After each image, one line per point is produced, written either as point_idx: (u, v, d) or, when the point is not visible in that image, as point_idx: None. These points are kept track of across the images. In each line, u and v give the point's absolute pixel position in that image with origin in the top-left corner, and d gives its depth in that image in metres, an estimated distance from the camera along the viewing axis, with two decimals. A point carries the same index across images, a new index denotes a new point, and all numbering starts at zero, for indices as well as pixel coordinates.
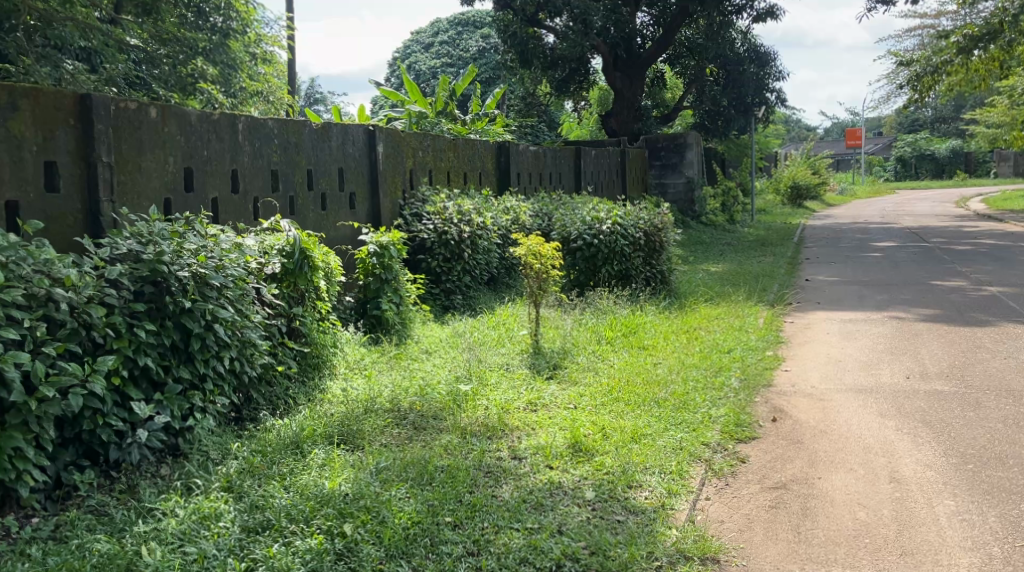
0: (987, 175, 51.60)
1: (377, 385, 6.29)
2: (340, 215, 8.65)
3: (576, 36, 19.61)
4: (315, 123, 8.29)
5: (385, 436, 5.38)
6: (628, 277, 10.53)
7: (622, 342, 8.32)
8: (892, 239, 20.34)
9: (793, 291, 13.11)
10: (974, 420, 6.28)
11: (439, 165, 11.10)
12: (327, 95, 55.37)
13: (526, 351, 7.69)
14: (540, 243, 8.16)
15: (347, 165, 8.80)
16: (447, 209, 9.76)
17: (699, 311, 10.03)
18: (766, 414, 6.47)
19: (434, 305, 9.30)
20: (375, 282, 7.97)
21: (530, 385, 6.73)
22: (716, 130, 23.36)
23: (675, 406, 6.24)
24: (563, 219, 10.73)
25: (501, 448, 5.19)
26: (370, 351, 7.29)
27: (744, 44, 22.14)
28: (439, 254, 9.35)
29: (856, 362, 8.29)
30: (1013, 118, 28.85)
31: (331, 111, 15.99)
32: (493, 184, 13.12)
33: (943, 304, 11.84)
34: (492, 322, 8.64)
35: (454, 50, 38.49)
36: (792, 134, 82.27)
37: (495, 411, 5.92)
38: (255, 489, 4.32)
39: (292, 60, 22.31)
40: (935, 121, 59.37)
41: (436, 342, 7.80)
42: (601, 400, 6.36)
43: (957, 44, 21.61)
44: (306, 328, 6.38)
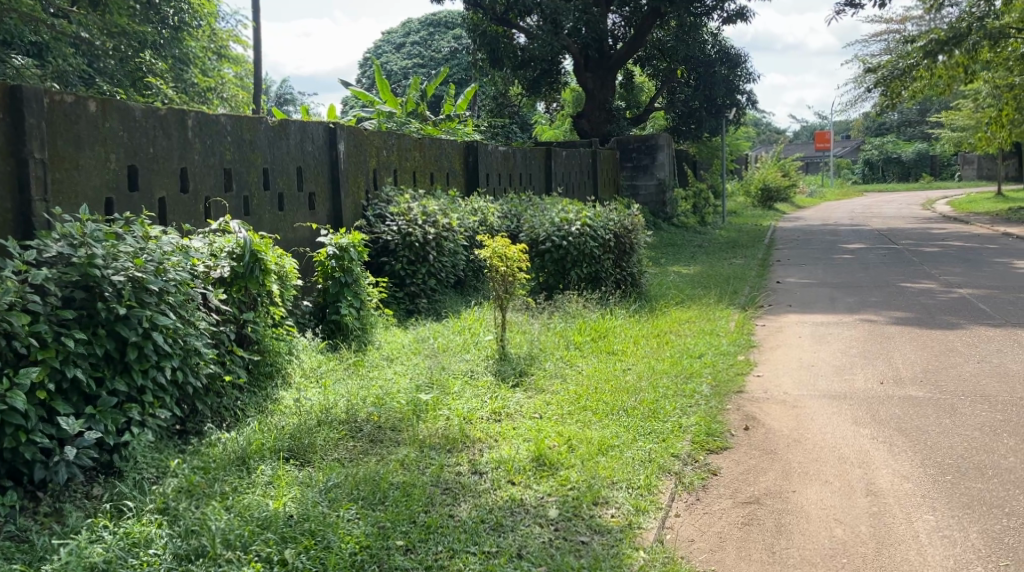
0: (952, 178, 52.01)
1: (333, 395, 6.00)
2: (299, 216, 8.34)
3: (545, 36, 19.38)
4: (271, 120, 7.98)
5: (339, 451, 5.10)
6: (598, 280, 10.29)
7: (591, 347, 8.08)
8: (862, 240, 20.30)
9: (765, 294, 12.93)
10: (950, 428, 6.09)
11: (405, 164, 10.80)
12: (297, 95, 55.01)
13: (492, 356, 7.41)
14: (505, 245, 7.88)
15: (306, 164, 8.50)
16: (412, 210, 9.47)
17: (671, 315, 9.80)
18: (738, 422, 6.24)
19: (398, 309, 9.02)
20: (335, 286, 7.67)
21: (494, 394, 6.46)
22: (689, 132, 22.84)
23: (644, 414, 6.01)
24: (532, 221, 10.48)
25: (461, 463, 4.92)
26: (329, 358, 6.99)
27: (715, 46, 21.96)
28: (403, 256, 9.07)
29: (829, 367, 8.10)
30: (978, 121, 28.98)
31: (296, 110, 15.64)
32: (462, 185, 12.82)
33: (914, 307, 11.71)
34: (457, 327, 8.37)
35: (425, 51, 38.22)
36: (761, 137, 82.68)
37: (456, 423, 5.65)
38: (192, 511, 4.02)
39: (256, 58, 21.90)
40: (901, 124, 59.79)
41: (398, 348, 7.50)
42: (568, 409, 6.12)
43: (924, 48, 21.62)
44: (258, 335, 6.08)
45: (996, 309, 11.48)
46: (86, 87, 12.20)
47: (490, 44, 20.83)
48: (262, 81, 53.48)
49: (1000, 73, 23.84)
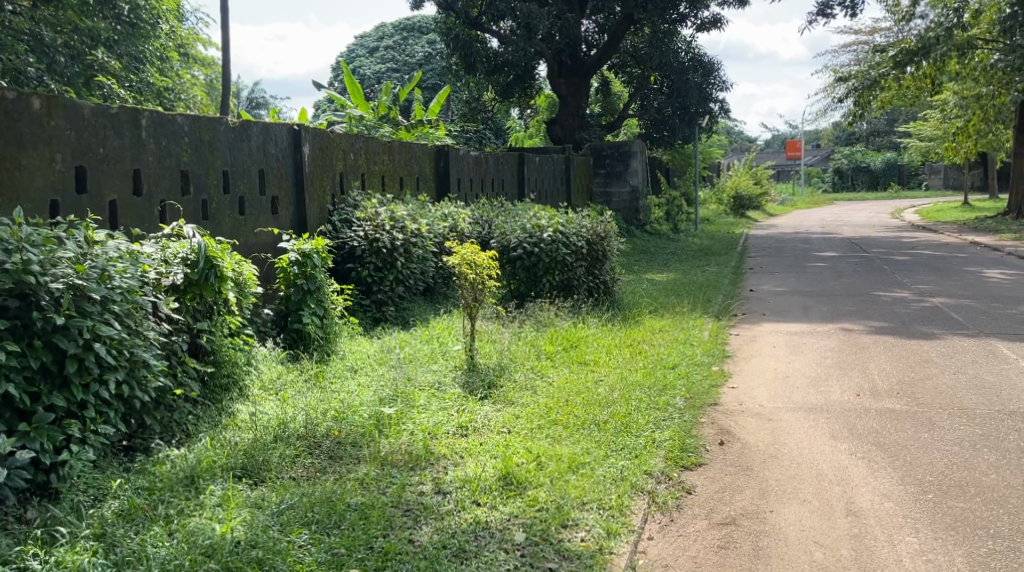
0: (918, 187, 52.56)
1: (292, 409, 5.74)
2: (260, 220, 8.06)
3: (519, 41, 19.15)
4: (231, 120, 7.72)
5: (296, 469, 4.84)
6: (570, 288, 10.06)
7: (562, 357, 7.86)
8: (834, 249, 20.27)
9: (737, 302, 12.78)
10: (930, 443, 5.92)
11: (374, 168, 10.55)
12: (268, 99, 54.55)
13: (461, 368, 7.17)
14: (474, 251, 7.63)
15: (269, 166, 8.23)
16: (379, 215, 9.21)
17: (644, 324, 9.63)
18: (712, 437, 6.05)
19: (364, 317, 8.76)
20: (297, 294, 7.40)
21: (461, 407, 6.23)
22: (662, 139, 22.84)
23: (616, 429, 5.79)
24: (502, 227, 10.25)
25: (423, 482, 4.67)
26: (290, 369, 6.73)
27: (688, 53, 21.90)
28: (369, 263, 8.81)
29: (804, 378, 7.93)
30: (945, 131, 29.23)
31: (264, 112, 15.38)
32: (433, 190, 12.58)
33: (888, 316, 11.60)
34: (425, 336, 8.12)
35: (399, 56, 37.94)
36: (732, 145, 83.28)
37: (421, 438, 5.41)
38: (129, 538, 3.76)
39: (224, 61, 21.53)
40: (870, 134, 60.32)
41: (363, 359, 7.24)
42: (538, 423, 5.89)
43: (895, 57, 21.73)
44: (212, 344, 5.81)
45: (969, 318, 11.41)
46: (39, 84, 11.84)
47: (462, 48, 20.42)
48: (233, 83, 52.97)
49: (967, 83, 24.02)
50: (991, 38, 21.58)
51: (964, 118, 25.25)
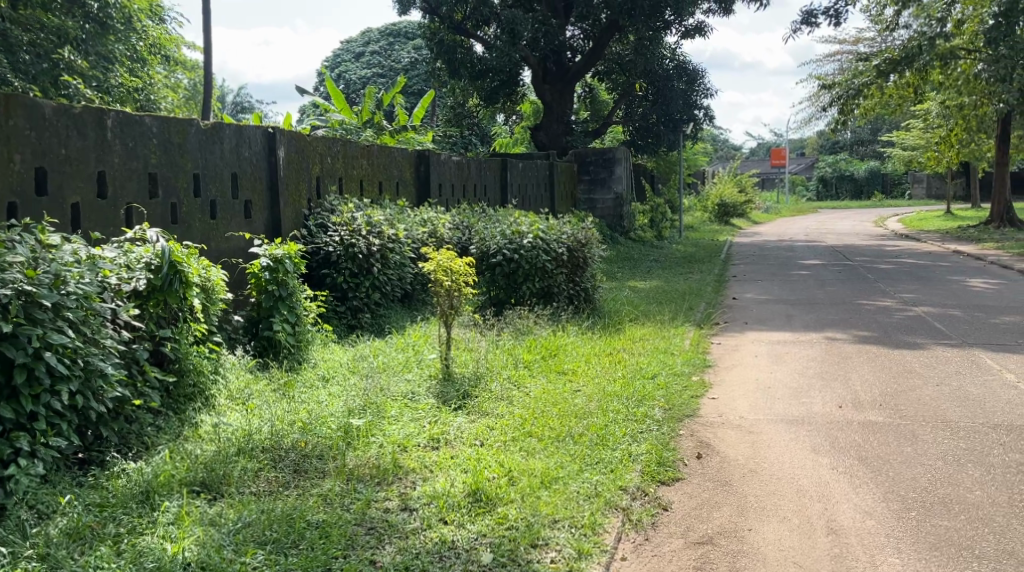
0: (902, 196, 52.74)
1: (257, 420, 5.57)
2: (233, 224, 7.87)
3: (503, 47, 19.00)
4: (204, 121, 7.54)
5: (257, 484, 4.68)
6: (550, 295, 9.90)
7: (541, 366, 7.71)
8: (818, 257, 20.19)
9: (719, 310, 12.65)
10: (912, 457, 5.79)
11: (351, 172, 10.37)
12: (254, 103, 54.28)
13: (436, 377, 7.01)
14: (451, 258, 7.46)
15: (241, 170, 8.05)
16: (355, 220, 9.03)
17: (625, 333, 9.48)
18: (690, 450, 5.91)
19: (338, 324, 8.58)
20: (269, 301, 7.23)
21: (434, 418, 6.07)
22: (647, 147, 22.74)
23: (592, 441, 5.64)
24: (481, 232, 10.08)
25: (389, 498, 4.50)
26: (259, 378, 6.56)
27: (673, 61, 21.79)
28: (345, 269, 8.62)
29: (786, 389, 7.79)
30: (928, 140, 29.32)
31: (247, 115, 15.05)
32: (413, 196, 12.40)
33: (872, 325, 11.48)
34: (400, 344, 7.95)
35: (385, 61, 37.71)
36: (718, 153, 83.44)
37: (390, 451, 5.25)
38: (73, 560, 3.62)
39: (206, 64, 21.29)
40: (854, 143, 60.54)
41: (335, 367, 7.06)
42: (512, 435, 5.73)
43: (878, 67, 21.74)
44: (177, 353, 5.64)
45: (952, 328, 11.32)
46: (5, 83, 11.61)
47: (446, 53, 20.43)
48: (218, 87, 52.63)
49: (950, 93, 24.04)
50: (974, 49, 21.59)
51: (947, 127, 25.35)
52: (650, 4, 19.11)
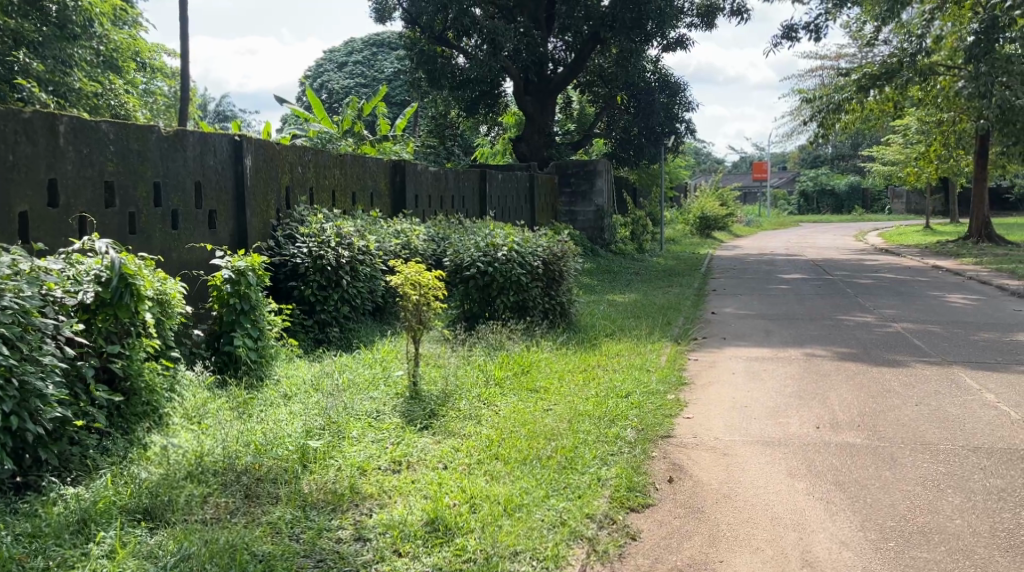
0: (882, 211, 52.97)
1: (210, 440, 5.35)
2: (195, 235, 7.61)
3: (484, 58, 18.72)
4: (166, 128, 7.32)
5: (205, 511, 4.53)
6: (525, 309, 9.68)
7: (512, 383, 7.48)
8: (798, 271, 20.09)
9: (698, 325, 12.48)
10: (891, 482, 5.62)
11: (323, 182, 10.11)
12: (236, 112, 53.97)
13: (402, 395, 6.78)
14: (419, 270, 7.25)
15: (206, 179, 7.79)
16: (325, 231, 8.78)
17: (601, 348, 9.29)
18: (662, 473, 5.72)
19: (305, 338, 8.33)
20: (229, 315, 6.99)
21: (398, 439, 5.86)
22: (628, 159, 22.59)
23: (561, 465, 5.44)
24: (455, 245, 9.85)
25: (343, 527, 4.42)
26: (217, 396, 6.32)
27: (655, 74, 21.68)
28: (313, 281, 8.36)
29: (763, 408, 7.61)
30: (908, 155, 29.42)
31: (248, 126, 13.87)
32: (388, 207, 12.16)
33: (851, 342, 11.32)
34: (368, 360, 7.70)
35: (368, 71, 37.51)
36: (700, 167, 83.68)
37: (348, 475, 5.06)
38: None
39: (182, 70, 20.99)
40: (835, 158, 60.86)
41: (297, 384, 6.83)
42: (478, 458, 5.52)
43: (857, 82, 21.74)
44: (128, 370, 5.41)
45: (932, 344, 11.20)
46: None
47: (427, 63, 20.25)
48: (199, 96, 52.11)
49: (929, 110, 24.09)
50: (952, 65, 21.65)
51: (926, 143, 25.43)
52: (633, 16, 19.02)
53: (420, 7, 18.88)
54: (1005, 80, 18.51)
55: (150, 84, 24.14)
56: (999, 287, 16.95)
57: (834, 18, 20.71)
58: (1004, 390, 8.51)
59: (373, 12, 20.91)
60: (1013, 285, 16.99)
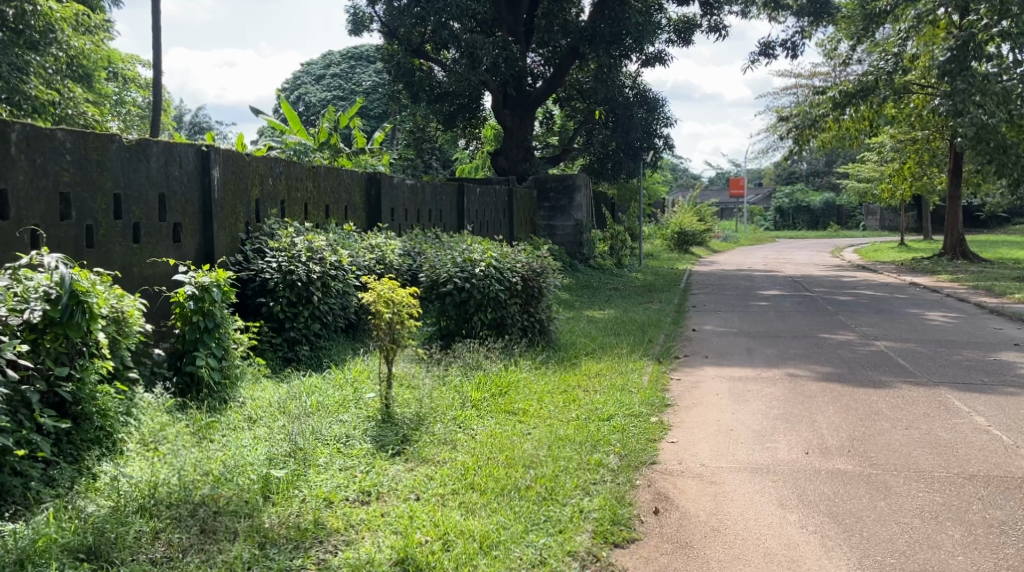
0: (856, 227, 53.27)
1: (165, 468, 5.03)
2: (158, 249, 7.26)
3: (462, 71, 18.36)
4: (128, 138, 6.99)
5: (156, 550, 4.32)
6: (503, 327, 9.37)
7: (489, 406, 7.15)
8: (778, 287, 19.93)
9: (680, 343, 12.24)
10: (886, 514, 5.37)
11: (296, 196, 9.75)
12: (212, 125, 53.52)
13: (374, 418, 6.45)
14: (393, 287, 6.92)
15: (171, 191, 7.45)
16: (295, 245, 8.42)
17: (581, 368, 9.00)
18: (647, 503, 5.45)
19: (273, 357, 7.98)
20: (192, 334, 6.65)
21: (367, 466, 5.55)
22: (607, 173, 22.40)
23: (540, 496, 5.18)
24: (432, 260, 9.52)
25: (306, 567, 4.29)
26: (177, 420, 5.97)
27: (633, 90, 21.48)
28: (282, 298, 8.02)
29: (749, 432, 7.33)
30: (883, 172, 29.49)
31: (236, 139, 13.33)
32: (363, 220, 11.84)
33: (834, 361, 11.10)
34: (339, 381, 7.34)
35: (345, 85, 37.18)
36: (677, 183, 83.98)
37: (313, 508, 4.81)
38: None
39: (154, 81, 20.62)
40: (809, 174, 61.23)
41: (264, 407, 6.48)
42: (452, 488, 5.23)
43: (833, 99, 21.69)
44: (77, 394, 5.12)
45: (916, 364, 10.99)
46: None
47: (405, 76, 20.00)
48: (174, 107, 51.61)
49: (904, 128, 24.12)
50: (926, 84, 21.66)
51: (900, 161, 25.43)
52: (612, 31, 18.83)
53: (397, 19, 18.51)
54: (979, 99, 18.25)
55: (123, 93, 23.75)
56: (977, 305, 16.85)
57: (810, 37, 20.68)
58: (994, 413, 8.28)
59: (349, 24, 20.66)
60: (991, 303, 16.87)
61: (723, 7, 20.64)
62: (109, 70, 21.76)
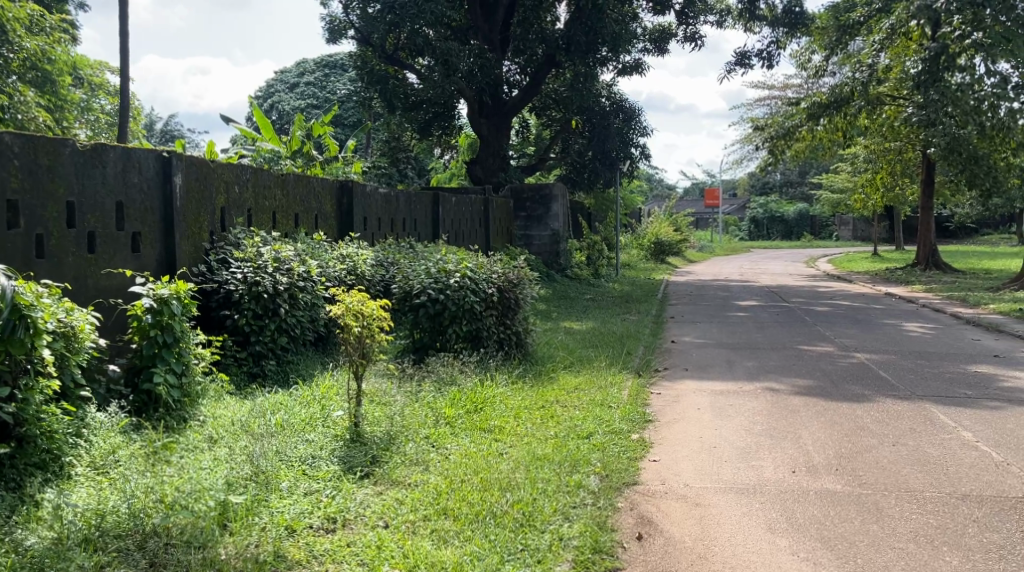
0: (829, 238, 53.46)
1: (115, 495, 4.72)
2: (115, 259, 6.91)
3: (437, 79, 18.03)
4: (82, 143, 6.66)
5: None
6: (478, 339, 9.06)
7: (464, 423, 6.84)
8: (755, 298, 19.73)
9: (658, 355, 11.98)
10: (880, 538, 5.13)
11: (263, 204, 9.40)
12: (185, 132, 52.87)
13: (342, 438, 6.12)
14: (363, 299, 6.60)
15: (131, 200, 7.11)
16: (262, 255, 8.07)
17: (559, 383, 8.70)
18: (630, 528, 5.17)
19: (238, 373, 7.64)
20: (149, 349, 6.30)
21: (334, 489, 5.24)
22: (583, 183, 22.13)
23: (517, 522, 4.91)
24: (405, 271, 9.21)
25: None
26: (131, 441, 5.61)
27: (610, 99, 21.28)
28: (247, 310, 7.67)
29: (733, 450, 7.06)
30: (856, 182, 29.54)
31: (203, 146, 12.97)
32: (334, 229, 11.50)
33: (814, 374, 10.87)
34: (306, 398, 7.00)
35: (319, 93, 36.80)
36: (652, 194, 84.14)
37: (273, 538, 4.51)
38: None
39: (122, 87, 20.20)
40: (783, 185, 61.44)
41: (225, 426, 6.13)
42: (423, 514, 4.94)
43: (807, 110, 21.66)
44: (21, 415, 4.81)
45: (898, 377, 10.78)
46: None
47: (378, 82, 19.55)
48: (144, 114, 50.87)
49: (876, 139, 23.94)
50: (898, 95, 21.57)
51: (873, 170, 25.54)
52: (587, 40, 18.55)
53: (370, 24, 18.15)
54: (951, 111, 18.13)
55: (92, 99, 23.28)
56: (953, 315, 16.73)
57: (784, 47, 20.58)
58: (980, 428, 8.05)
59: (325, 32, 20.38)
60: (967, 313, 16.75)
61: (698, 18, 20.39)
62: (74, 75, 21.26)
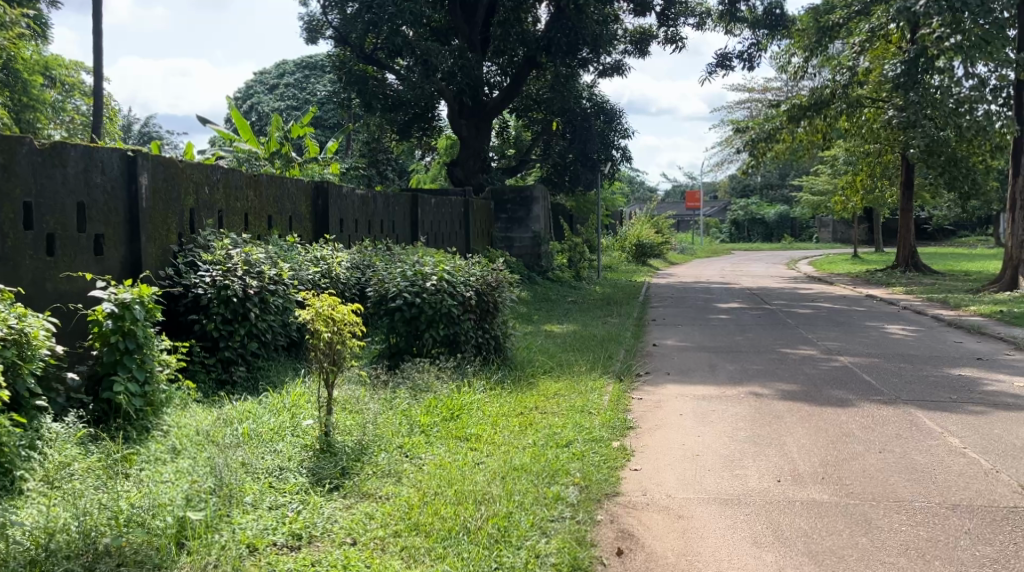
0: (810, 240, 53.54)
1: (68, 510, 4.48)
2: (76, 262, 6.65)
3: (416, 79, 17.80)
4: (40, 141, 6.42)
5: None
6: (456, 344, 8.82)
7: (439, 432, 6.62)
8: (737, 300, 19.59)
9: (640, 359, 11.78)
10: (869, 553, 4.95)
11: (235, 205, 9.16)
12: (164, 134, 52.33)
13: (312, 448, 5.87)
14: (334, 303, 6.35)
15: (93, 200, 6.86)
16: (231, 258, 7.82)
17: (539, 389, 8.47)
18: (610, 543, 4.96)
19: (206, 380, 7.38)
20: (110, 356, 6.05)
21: (300, 502, 5.01)
22: (564, 185, 21.82)
23: (492, 538, 4.70)
24: (381, 274, 8.98)
25: None
26: (89, 452, 5.35)
27: (590, 101, 21.14)
28: (216, 315, 7.40)
29: (717, 458, 6.85)
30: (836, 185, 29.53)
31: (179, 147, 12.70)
32: (309, 232, 11.24)
33: (798, 378, 10.70)
34: (275, 406, 6.75)
35: (299, 95, 36.46)
36: (634, 196, 84.17)
37: (234, 557, 4.29)
38: None
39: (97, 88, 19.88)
40: (764, 187, 61.52)
41: (189, 436, 5.87)
42: (393, 530, 4.72)
43: (788, 112, 21.62)
44: None
45: (882, 380, 10.63)
46: None
47: (357, 83, 19.28)
48: (122, 117, 50.41)
49: (857, 141, 23.65)
50: (878, 98, 21.52)
51: (854, 172, 25.50)
52: (568, 41, 18.35)
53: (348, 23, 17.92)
54: (930, 114, 18.10)
55: (66, 100, 22.91)
56: (935, 317, 16.62)
57: (766, 49, 20.48)
58: (966, 434, 7.89)
59: (303, 32, 20.10)
60: (949, 315, 16.65)
61: (679, 19, 20.26)
62: (48, 75, 20.93)
